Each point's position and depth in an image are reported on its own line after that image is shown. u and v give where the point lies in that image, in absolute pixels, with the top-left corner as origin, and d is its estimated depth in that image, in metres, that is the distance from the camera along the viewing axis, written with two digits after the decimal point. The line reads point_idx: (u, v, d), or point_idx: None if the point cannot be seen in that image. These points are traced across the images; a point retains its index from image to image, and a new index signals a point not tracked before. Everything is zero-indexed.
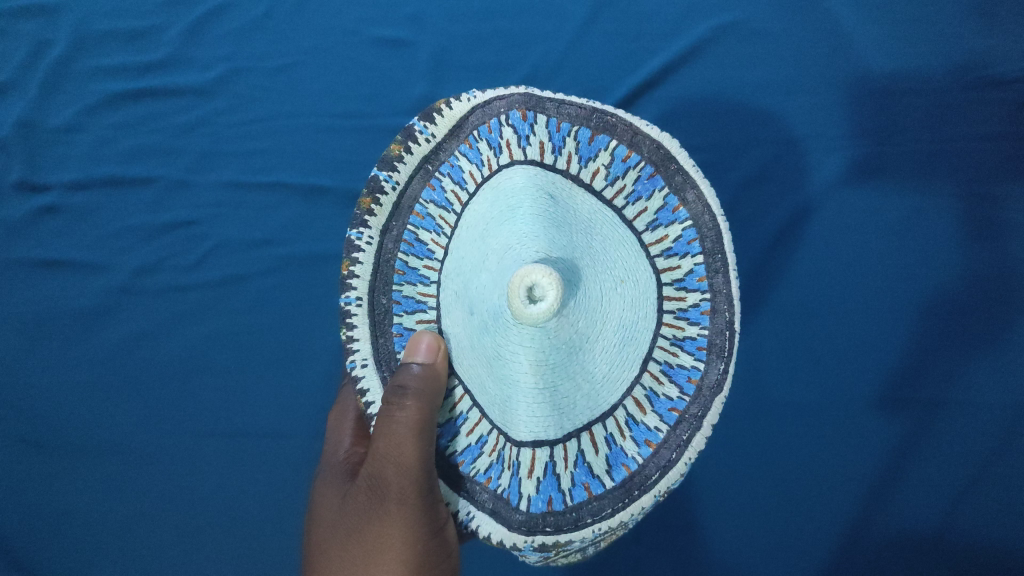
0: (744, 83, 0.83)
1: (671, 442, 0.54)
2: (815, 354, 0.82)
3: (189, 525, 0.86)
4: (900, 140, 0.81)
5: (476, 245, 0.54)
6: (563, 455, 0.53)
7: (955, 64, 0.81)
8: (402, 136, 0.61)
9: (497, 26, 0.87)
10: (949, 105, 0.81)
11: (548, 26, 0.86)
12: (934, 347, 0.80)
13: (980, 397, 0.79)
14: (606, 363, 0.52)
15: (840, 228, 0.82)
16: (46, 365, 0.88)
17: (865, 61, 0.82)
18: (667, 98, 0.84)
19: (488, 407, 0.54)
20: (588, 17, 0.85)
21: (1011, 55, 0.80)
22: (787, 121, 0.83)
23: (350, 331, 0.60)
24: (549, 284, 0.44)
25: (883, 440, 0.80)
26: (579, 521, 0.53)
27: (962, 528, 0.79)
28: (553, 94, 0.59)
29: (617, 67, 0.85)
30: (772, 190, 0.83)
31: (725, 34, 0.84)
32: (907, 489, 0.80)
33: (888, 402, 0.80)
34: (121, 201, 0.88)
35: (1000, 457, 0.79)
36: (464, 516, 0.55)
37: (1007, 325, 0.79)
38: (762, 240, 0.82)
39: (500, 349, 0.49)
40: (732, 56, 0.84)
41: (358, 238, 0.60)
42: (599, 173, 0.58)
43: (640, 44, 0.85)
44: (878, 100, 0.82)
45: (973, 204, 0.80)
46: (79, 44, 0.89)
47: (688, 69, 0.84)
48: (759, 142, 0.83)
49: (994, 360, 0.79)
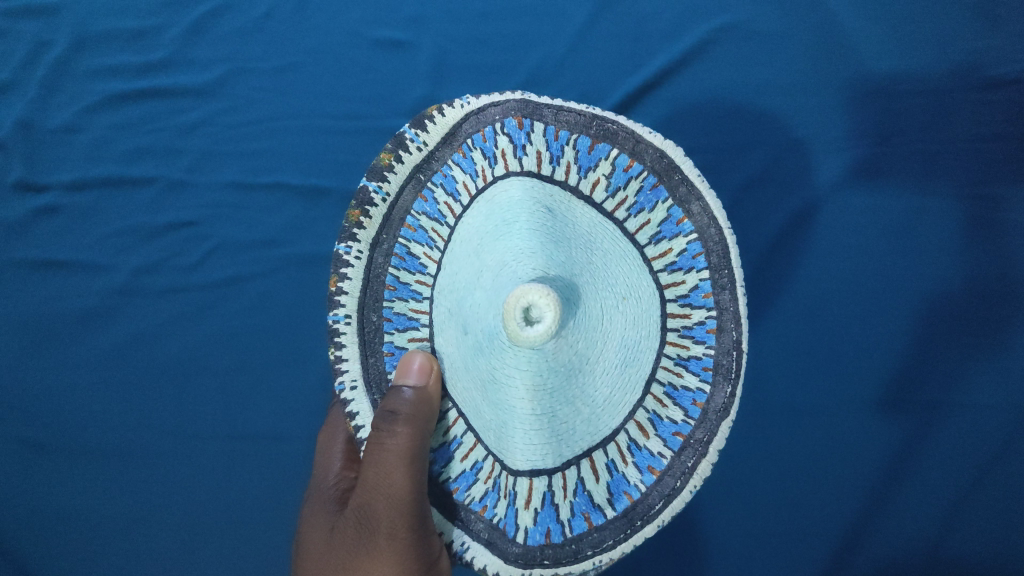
0: (763, 82, 0.80)
1: (676, 470, 0.52)
2: (829, 357, 0.79)
3: (190, 528, 0.84)
4: (899, 141, 0.78)
5: (470, 260, 0.51)
6: (562, 484, 0.51)
7: (958, 63, 0.78)
8: (392, 144, 0.57)
9: (501, 26, 0.83)
10: (950, 107, 0.78)
11: (556, 25, 0.83)
12: (936, 348, 0.77)
13: (981, 399, 0.77)
14: (608, 386, 0.50)
15: (852, 227, 0.79)
16: (44, 371, 0.85)
17: (880, 60, 0.78)
18: (682, 96, 0.81)
19: (484, 432, 0.51)
20: (601, 16, 0.82)
21: (1013, 54, 0.77)
22: (801, 121, 0.79)
23: (339, 350, 0.56)
24: (546, 306, 0.42)
25: (887, 445, 0.78)
26: (579, 553, 0.51)
27: (962, 532, 0.77)
28: (551, 100, 0.56)
29: (630, 65, 0.82)
30: (788, 188, 0.79)
31: (743, 32, 0.80)
32: (907, 493, 0.78)
33: (890, 406, 0.78)
34: (121, 201, 0.85)
35: (1000, 458, 0.76)
36: (458, 548, 0.53)
37: (1009, 327, 0.76)
38: (776, 239, 0.79)
39: (496, 372, 0.47)
40: (752, 54, 0.80)
41: (346, 252, 0.57)
42: (599, 184, 0.55)
43: (656, 41, 0.81)
44: (878, 101, 0.78)
45: (973, 205, 0.77)
46: (80, 44, 0.86)
47: (704, 67, 0.81)
48: (777, 142, 0.79)
49: (995, 362, 0.77)
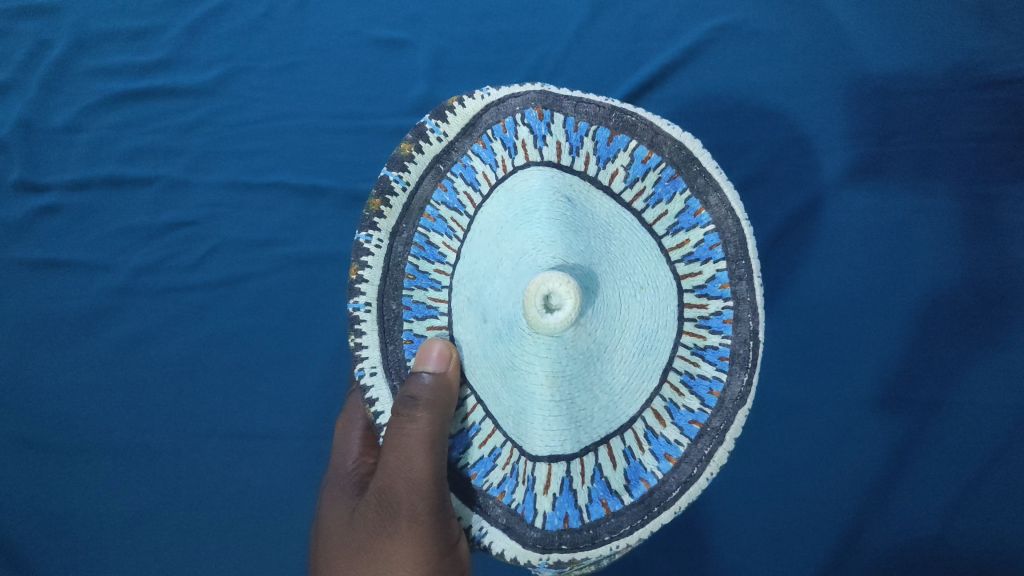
0: (758, 85, 0.80)
1: (693, 457, 0.53)
2: (825, 359, 0.79)
3: (188, 525, 0.85)
4: (899, 140, 0.78)
5: (490, 249, 0.52)
6: (580, 470, 0.52)
7: (956, 63, 0.78)
8: (413, 135, 0.58)
9: (499, 26, 0.84)
10: (948, 106, 0.78)
11: (553, 27, 0.83)
12: (936, 346, 0.77)
13: (979, 397, 0.77)
14: (625, 374, 0.51)
15: (850, 229, 0.79)
16: (42, 369, 0.86)
17: (876, 62, 0.79)
18: (677, 99, 0.81)
19: (502, 419, 0.52)
20: (597, 18, 0.83)
21: (1010, 54, 0.77)
22: (797, 122, 0.80)
23: (359, 338, 0.57)
24: (566, 293, 0.42)
25: (885, 445, 0.78)
26: (596, 539, 0.52)
27: (962, 530, 0.77)
28: (570, 92, 0.57)
29: (624, 68, 0.82)
30: (783, 190, 0.80)
31: (736, 35, 0.81)
32: (905, 491, 0.78)
33: (889, 405, 0.78)
34: (121, 202, 0.86)
35: (998, 457, 0.76)
36: (476, 532, 0.53)
37: (1007, 326, 0.77)
38: (771, 241, 0.80)
39: (515, 358, 0.47)
40: (746, 57, 0.80)
41: (366, 240, 0.57)
42: (618, 175, 0.55)
43: (649, 43, 0.82)
44: (877, 101, 0.79)
45: (973, 204, 0.77)
46: (80, 44, 0.87)
47: (699, 69, 0.81)
48: (771, 145, 0.80)
49: (994, 361, 0.77)
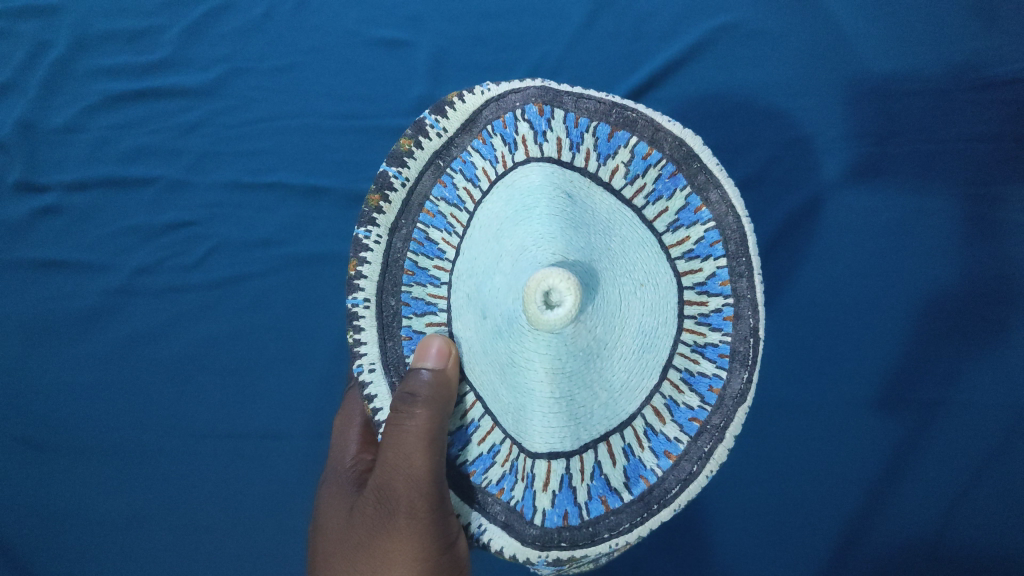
0: (760, 87, 0.80)
1: (693, 455, 0.53)
2: (825, 361, 0.79)
3: (187, 526, 0.85)
4: (899, 140, 0.78)
5: (490, 245, 0.51)
6: (580, 468, 0.51)
7: (958, 64, 0.78)
8: (413, 130, 0.58)
9: (500, 26, 0.84)
10: (949, 106, 0.78)
11: (554, 27, 0.83)
12: (936, 346, 0.77)
13: (979, 398, 0.77)
14: (625, 371, 0.50)
15: (851, 231, 0.79)
16: (41, 370, 0.86)
17: (877, 64, 0.79)
18: (679, 101, 0.81)
19: (501, 416, 0.52)
20: (598, 20, 0.82)
21: (1011, 54, 0.77)
22: (799, 123, 0.79)
23: (357, 334, 0.57)
24: (566, 289, 0.42)
25: (885, 446, 0.78)
26: (596, 536, 0.52)
27: (961, 530, 0.77)
28: (571, 88, 0.56)
29: (625, 70, 0.82)
30: (785, 192, 0.79)
31: (738, 36, 0.80)
32: (905, 492, 0.78)
33: (889, 406, 0.78)
34: (121, 202, 0.86)
35: (998, 457, 0.76)
36: (475, 529, 0.53)
37: (1007, 326, 0.77)
38: (773, 242, 0.80)
39: (515, 355, 0.47)
40: (748, 59, 0.80)
41: (365, 236, 0.57)
42: (618, 171, 0.55)
43: (651, 45, 0.82)
44: (878, 102, 0.78)
45: (973, 204, 0.77)
46: (79, 44, 0.86)
47: (700, 71, 0.81)
48: (773, 146, 0.80)
49: (993, 361, 0.77)
